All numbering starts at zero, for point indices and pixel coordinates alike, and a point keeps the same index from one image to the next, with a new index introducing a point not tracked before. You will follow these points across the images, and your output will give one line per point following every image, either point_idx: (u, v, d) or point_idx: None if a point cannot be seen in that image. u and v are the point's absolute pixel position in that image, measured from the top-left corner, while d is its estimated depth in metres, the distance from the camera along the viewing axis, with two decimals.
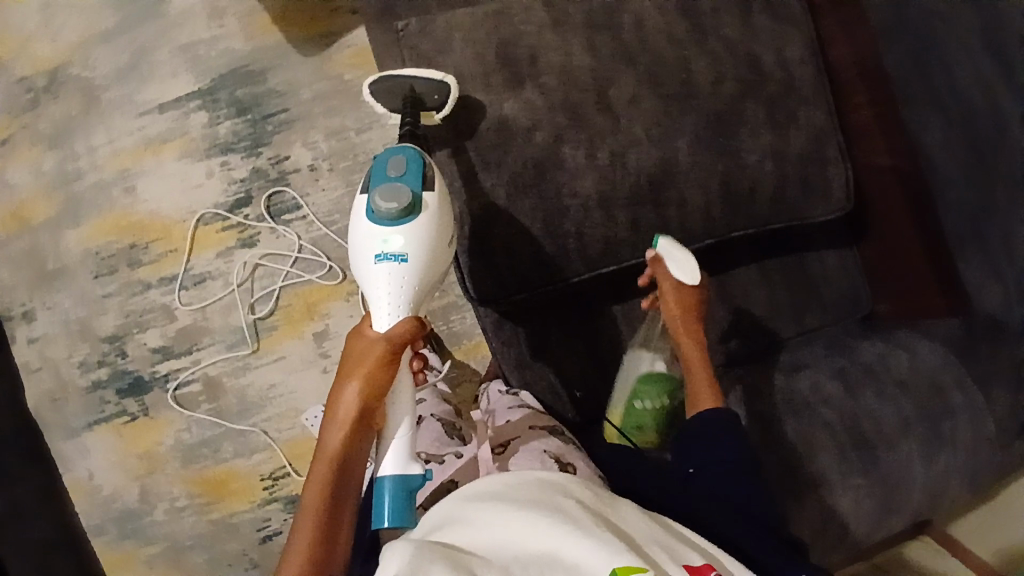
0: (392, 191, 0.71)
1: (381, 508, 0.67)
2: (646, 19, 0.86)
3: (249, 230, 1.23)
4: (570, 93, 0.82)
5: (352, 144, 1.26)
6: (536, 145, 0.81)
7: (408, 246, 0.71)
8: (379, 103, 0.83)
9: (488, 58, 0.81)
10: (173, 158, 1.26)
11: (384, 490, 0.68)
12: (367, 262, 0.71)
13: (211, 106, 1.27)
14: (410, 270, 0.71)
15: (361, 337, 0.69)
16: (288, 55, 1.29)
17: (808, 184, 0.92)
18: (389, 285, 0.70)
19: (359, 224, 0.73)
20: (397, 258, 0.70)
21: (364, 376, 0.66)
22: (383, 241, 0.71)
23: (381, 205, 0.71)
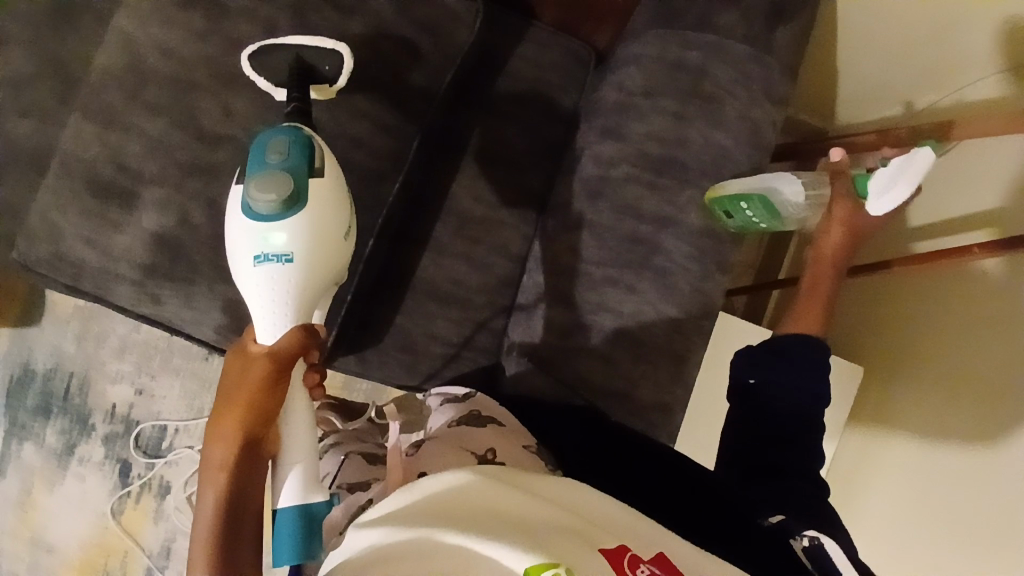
0: (270, 180, 0.62)
1: (281, 543, 0.59)
2: (155, 19, 0.71)
3: (154, 481, 1.20)
4: (179, 154, 0.71)
5: (145, 342, 1.18)
6: (203, 225, 0.72)
7: (292, 243, 0.62)
8: (261, 78, 0.70)
9: (87, 201, 0.71)
10: (47, 497, 1.19)
11: (282, 524, 0.60)
12: (250, 261, 0.63)
13: (22, 432, 1.18)
14: (297, 272, 0.63)
15: (241, 355, 0.61)
16: (24, 337, 1.17)
17: (441, 8, 0.79)
18: (278, 291, 0.63)
19: (235, 214, 0.64)
20: (280, 258, 0.62)
21: (239, 407, 0.58)
22: (260, 235, 0.62)
23: (257, 196, 0.62)
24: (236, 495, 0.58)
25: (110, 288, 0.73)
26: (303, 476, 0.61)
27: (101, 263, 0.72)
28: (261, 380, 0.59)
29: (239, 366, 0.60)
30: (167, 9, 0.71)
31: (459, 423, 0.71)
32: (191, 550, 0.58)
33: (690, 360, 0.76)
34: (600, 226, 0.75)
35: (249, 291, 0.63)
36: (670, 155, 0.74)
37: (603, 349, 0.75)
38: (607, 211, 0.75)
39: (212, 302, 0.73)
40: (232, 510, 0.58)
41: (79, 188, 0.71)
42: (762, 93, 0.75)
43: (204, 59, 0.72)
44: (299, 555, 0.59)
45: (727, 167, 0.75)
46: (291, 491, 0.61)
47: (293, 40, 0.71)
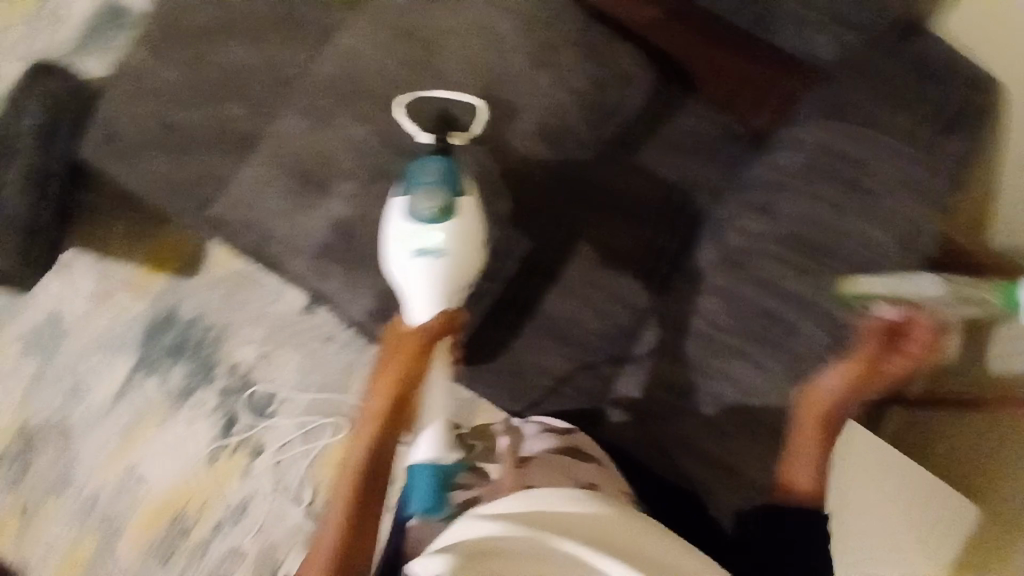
0: (432, 191, 0.70)
1: (416, 489, 0.68)
2: (382, 48, 0.81)
3: (252, 440, 1.30)
4: (370, 156, 0.80)
5: (277, 315, 1.30)
6: (377, 221, 0.80)
7: (446, 240, 0.70)
8: (407, 123, 0.76)
9: (290, 184, 0.82)
10: (156, 431, 1.32)
11: (418, 474, 0.68)
12: (406, 256, 0.71)
13: (153, 368, 1.32)
14: (449, 263, 0.71)
15: (399, 327, 0.73)
16: (179, 287, 1.32)
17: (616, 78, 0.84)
18: (430, 282, 0.70)
19: (395, 216, 0.72)
20: (436, 253, 0.70)
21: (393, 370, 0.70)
22: (420, 233, 0.70)
23: (417, 206, 0.70)
24: (382, 443, 0.69)
25: (288, 259, 0.83)
26: (441, 436, 0.71)
27: (286, 235, 0.82)
28: (414, 348, 0.70)
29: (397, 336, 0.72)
30: (391, 38, 0.82)
31: (561, 451, 0.76)
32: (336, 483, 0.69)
33: (804, 448, 0.75)
34: (733, 296, 0.78)
35: (404, 280, 0.71)
36: (815, 245, 0.77)
37: (713, 416, 0.77)
38: (745, 286, 0.78)
39: (367, 289, 0.81)
40: (372, 455, 0.69)
41: (284, 170, 0.82)
42: (921, 199, 0.76)
43: (408, 78, 0.80)
44: (437, 507, 0.66)
45: (878, 264, 0.75)
46: (429, 449, 0.70)
47: (443, 95, 0.78)
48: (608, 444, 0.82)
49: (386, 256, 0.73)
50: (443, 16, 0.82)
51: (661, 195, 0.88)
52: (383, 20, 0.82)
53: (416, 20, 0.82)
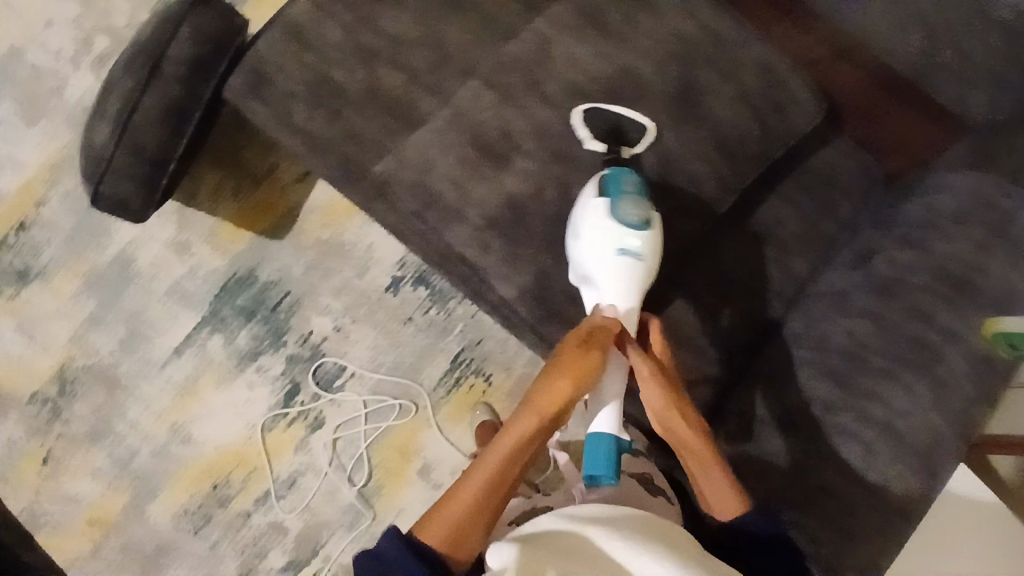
0: (635, 201, 0.74)
1: (595, 457, 0.70)
2: (577, 40, 0.84)
3: (313, 413, 1.26)
4: (551, 141, 0.82)
5: (361, 289, 1.29)
6: (550, 201, 0.82)
7: (644, 246, 0.74)
8: (584, 129, 0.81)
9: (468, 152, 0.83)
10: (212, 391, 1.26)
11: (599, 442, 0.70)
12: (604, 253, 0.73)
13: (220, 326, 1.28)
14: (644, 268, 0.74)
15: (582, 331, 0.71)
16: (263, 247, 1.30)
17: (783, 101, 0.86)
18: (627, 279, 0.73)
19: (593, 212, 0.75)
20: (635, 255, 0.73)
21: (573, 375, 0.69)
22: (619, 234, 0.73)
23: (626, 209, 0.74)
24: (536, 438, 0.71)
25: (451, 226, 0.83)
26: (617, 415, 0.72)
27: (455, 202, 0.83)
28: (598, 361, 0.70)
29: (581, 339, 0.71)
30: (585, 30, 0.84)
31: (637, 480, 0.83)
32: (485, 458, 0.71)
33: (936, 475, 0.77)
34: (879, 319, 0.81)
35: (595, 273, 0.74)
36: (965, 277, 0.79)
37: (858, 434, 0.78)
38: (893, 311, 0.81)
39: (526, 268, 0.82)
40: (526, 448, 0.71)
41: (464, 140, 0.83)
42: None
43: (600, 71, 0.83)
44: (612, 473, 0.69)
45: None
46: (609, 420, 0.72)
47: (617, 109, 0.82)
48: (734, 454, 0.82)
49: (578, 245, 0.76)
50: (642, 16, 0.85)
51: (801, 220, 0.92)
52: (581, 10, 0.86)
53: (611, 15, 0.85)
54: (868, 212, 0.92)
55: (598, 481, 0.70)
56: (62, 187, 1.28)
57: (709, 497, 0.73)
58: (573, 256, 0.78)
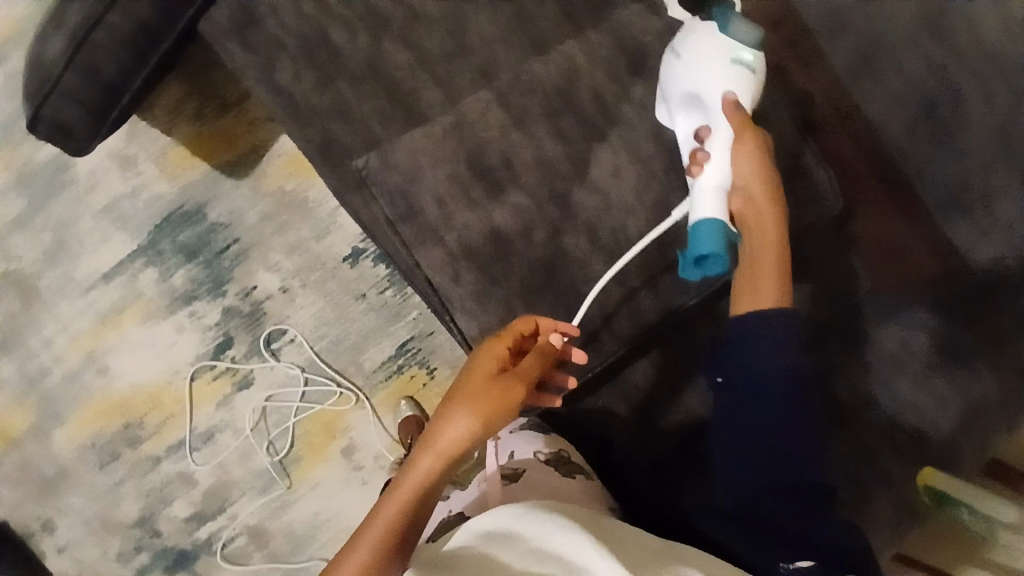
0: (746, 20, 0.73)
1: (705, 237, 0.67)
2: (598, 81, 0.79)
3: (242, 371, 1.19)
4: (553, 180, 0.77)
5: (316, 253, 1.20)
6: (537, 246, 0.77)
7: (755, 61, 0.72)
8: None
9: (462, 174, 0.77)
10: (136, 325, 1.18)
11: (706, 226, 0.68)
12: (718, 63, 0.71)
13: (157, 259, 1.18)
14: (754, 81, 0.72)
15: (485, 362, 0.65)
16: (218, 183, 1.19)
17: (798, 196, 0.80)
18: (738, 89, 0.71)
19: (702, 31, 0.73)
20: (747, 69, 0.71)
21: (479, 412, 0.62)
22: (733, 45, 0.71)
23: (738, 22, 0.72)
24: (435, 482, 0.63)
25: (426, 247, 0.77)
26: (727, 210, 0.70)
27: (436, 222, 0.76)
28: (501, 396, 0.63)
29: (494, 366, 0.66)
30: (619, 69, 0.79)
31: (549, 464, 0.77)
32: (379, 511, 0.62)
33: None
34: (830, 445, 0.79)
35: (705, 82, 0.71)
36: (919, 412, 0.81)
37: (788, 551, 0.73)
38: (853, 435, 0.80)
39: (495, 310, 0.76)
40: (428, 494, 0.63)
41: (461, 158, 0.77)
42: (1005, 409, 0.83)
43: (623, 117, 0.79)
44: (724, 255, 0.67)
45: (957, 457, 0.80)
46: (716, 205, 0.69)
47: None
48: None
49: (679, 65, 0.73)
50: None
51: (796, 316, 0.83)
52: (618, 45, 0.80)
53: (652, 60, 0.80)
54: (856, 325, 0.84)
55: (708, 262, 0.67)
56: (8, 65, 1.18)
57: (742, 294, 0.69)
58: (670, 82, 0.74)
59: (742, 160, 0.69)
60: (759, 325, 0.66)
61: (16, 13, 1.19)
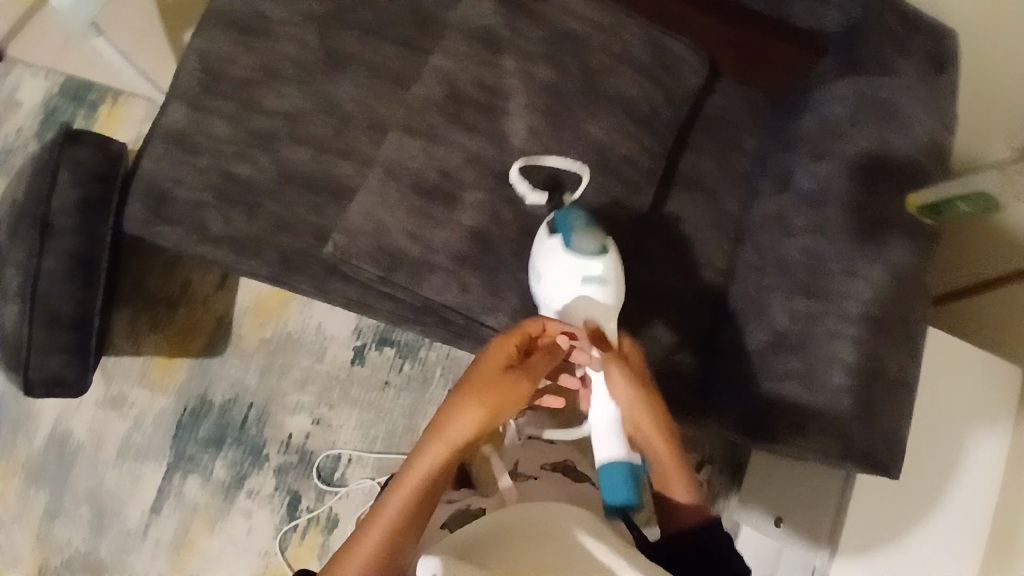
0: (588, 234, 0.78)
1: (614, 487, 0.68)
2: (473, 71, 0.87)
3: (323, 514, 1.18)
4: (490, 166, 0.85)
5: (326, 373, 1.22)
6: (510, 222, 0.84)
7: (604, 271, 0.77)
8: (523, 182, 0.84)
9: (416, 203, 0.83)
10: (208, 536, 1.16)
11: (613, 471, 0.68)
12: (571, 286, 0.77)
13: (193, 466, 1.18)
14: (609, 291, 0.77)
15: (494, 359, 0.68)
16: (207, 369, 1.21)
17: (669, 68, 0.94)
18: (596, 307, 0.76)
19: (550, 254, 0.78)
20: (598, 281, 0.77)
21: (487, 405, 0.65)
22: (582, 265, 0.77)
23: (580, 242, 0.77)
24: (442, 473, 0.66)
25: (425, 277, 0.82)
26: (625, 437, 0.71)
27: (420, 253, 0.82)
28: (508, 393, 0.66)
29: (505, 361, 0.68)
30: (483, 53, 0.88)
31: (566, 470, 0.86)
32: (390, 497, 0.65)
33: (901, 385, 0.83)
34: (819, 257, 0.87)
35: (565, 301, 0.77)
36: (874, 161, 0.87)
37: (801, 367, 0.84)
38: (834, 217, 0.87)
39: (511, 291, 0.84)
40: (437, 481, 0.66)
41: (407, 191, 0.83)
42: (948, 122, 0.89)
43: (510, 87, 0.87)
44: (633, 497, 0.68)
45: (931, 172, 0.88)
46: (614, 445, 0.70)
47: (558, 162, 0.84)
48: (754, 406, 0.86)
49: (543, 285, 0.79)
50: (529, 29, 0.89)
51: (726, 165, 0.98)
52: (471, 36, 0.88)
53: (502, 33, 0.89)
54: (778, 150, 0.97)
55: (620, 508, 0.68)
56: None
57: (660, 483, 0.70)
58: (540, 300, 0.80)
59: (618, 388, 0.70)
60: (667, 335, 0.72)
61: None
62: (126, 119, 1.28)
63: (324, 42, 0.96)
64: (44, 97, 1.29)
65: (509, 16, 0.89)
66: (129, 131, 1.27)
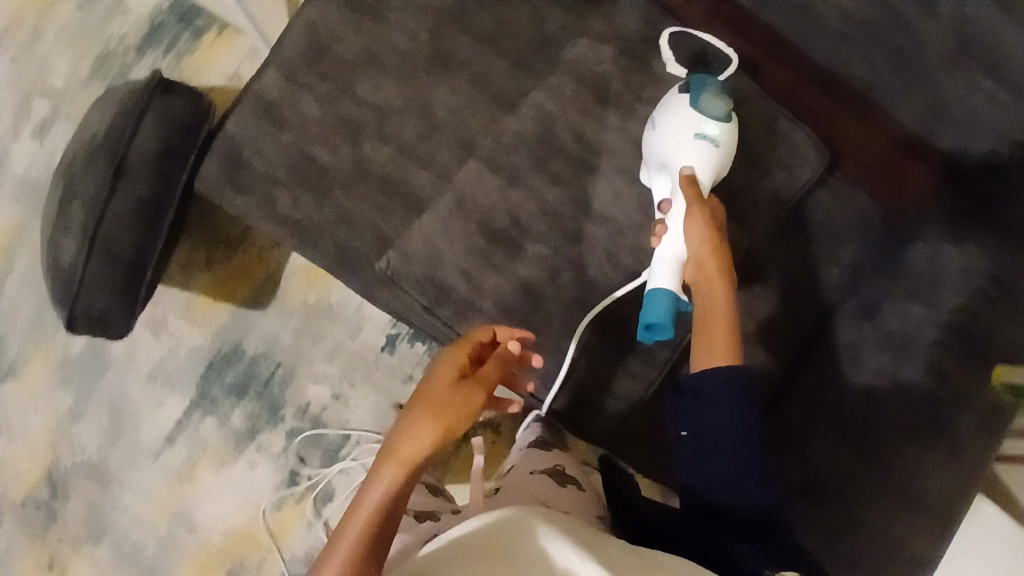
0: (719, 94, 0.75)
1: (654, 309, 0.74)
2: (572, 118, 0.83)
3: (320, 485, 1.20)
4: (563, 222, 0.81)
5: (355, 351, 1.23)
6: (568, 285, 0.80)
7: (722, 133, 0.75)
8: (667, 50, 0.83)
9: (479, 243, 0.80)
10: (211, 474, 1.21)
11: (658, 298, 0.74)
12: (683, 135, 0.75)
13: (212, 406, 1.22)
14: (719, 155, 0.75)
15: (442, 373, 0.69)
16: (245, 318, 1.23)
17: (779, 159, 0.87)
18: (702, 163, 0.75)
19: (676, 102, 0.76)
20: (711, 142, 0.75)
21: (439, 420, 0.65)
22: (702, 121, 0.75)
23: (711, 99, 0.75)
24: (399, 495, 0.65)
25: (467, 320, 0.80)
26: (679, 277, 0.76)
27: (469, 295, 0.80)
28: (458, 402, 0.67)
29: (455, 373, 0.69)
30: (588, 102, 0.83)
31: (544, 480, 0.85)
32: (346, 524, 0.63)
33: (930, 569, 0.75)
34: (880, 409, 0.80)
35: (671, 149, 0.75)
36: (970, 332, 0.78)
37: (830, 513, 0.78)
38: (907, 371, 0.80)
39: (550, 356, 0.80)
40: (395, 504, 0.64)
41: (473, 229, 0.81)
42: None
43: (606, 144, 0.82)
44: (671, 327, 0.74)
45: None
46: (670, 276, 0.75)
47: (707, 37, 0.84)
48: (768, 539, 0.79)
49: (654, 133, 0.77)
50: (644, 87, 0.83)
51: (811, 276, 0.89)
52: (581, 81, 0.84)
53: (613, 83, 0.83)
54: (879, 272, 0.88)
55: (654, 331, 0.74)
56: (18, 273, 1.26)
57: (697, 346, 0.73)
58: (644, 143, 0.79)
59: (693, 232, 0.73)
60: (710, 380, 0.70)
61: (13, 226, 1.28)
62: (225, 52, 1.28)
63: (432, 41, 0.92)
64: (153, 10, 1.30)
65: (625, 68, 0.84)
66: (224, 64, 1.28)
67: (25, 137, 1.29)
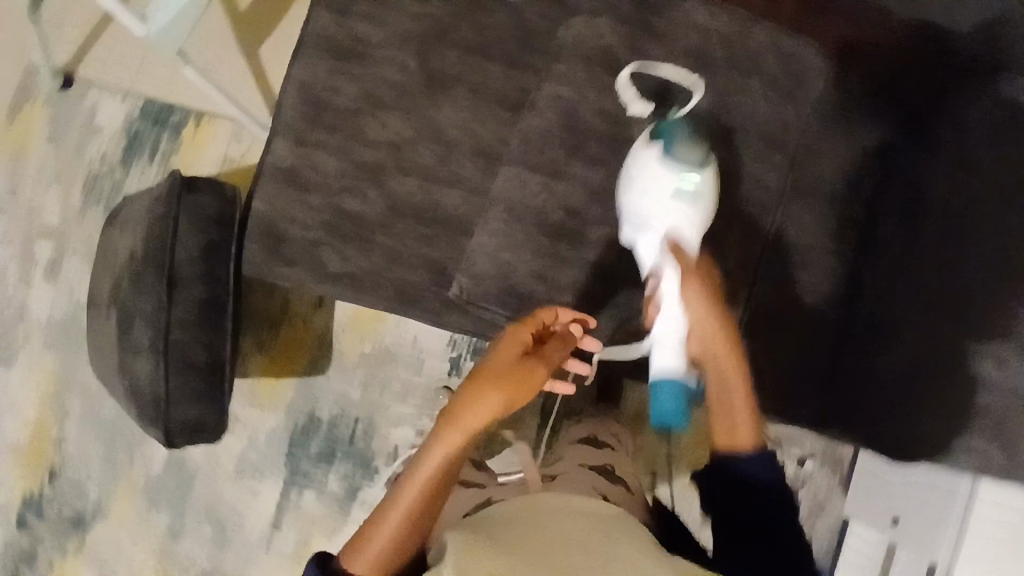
0: (692, 142, 0.75)
1: (664, 404, 0.74)
2: (591, 99, 0.84)
3: None
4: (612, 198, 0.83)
5: (426, 385, 1.24)
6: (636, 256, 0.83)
7: (703, 182, 0.75)
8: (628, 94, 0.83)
9: (543, 242, 0.82)
10: (327, 545, 1.21)
11: (665, 389, 0.73)
12: (658, 202, 0.75)
13: (307, 480, 1.22)
14: (693, 217, 0.75)
15: (509, 351, 0.70)
16: (311, 386, 1.24)
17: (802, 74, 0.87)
18: (685, 225, 0.75)
19: (648, 159, 0.76)
20: (693, 194, 0.75)
21: (504, 392, 0.65)
22: (680, 175, 0.74)
23: (689, 143, 0.75)
24: (454, 465, 0.64)
25: None
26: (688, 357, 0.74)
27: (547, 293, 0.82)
28: (523, 380, 0.67)
29: (520, 350, 0.70)
30: (603, 79, 0.85)
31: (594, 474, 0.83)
32: (405, 485, 0.63)
33: None
34: (931, 295, 0.84)
35: (654, 213, 0.75)
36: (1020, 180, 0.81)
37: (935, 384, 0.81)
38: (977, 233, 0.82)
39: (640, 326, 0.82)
40: (450, 470, 0.64)
41: (534, 230, 0.82)
42: None
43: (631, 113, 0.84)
44: (684, 419, 0.74)
45: None
46: (675, 360, 0.73)
47: (666, 70, 0.83)
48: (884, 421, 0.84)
49: (631, 197, 0.77)
50: (651, 47, 0.86)
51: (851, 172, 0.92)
52: (589, 62, 0.85)
53: (620, 54, 0.85)
54: (900, 165, 0.91)
55: (669, 425, 0.74)
56: (74, 414, 1.25)
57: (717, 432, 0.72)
58: (624, 202, 0.79)
59: (695, 309, 0.72)
60: (753, 460, 0.69)
61: (52, 370, 1.26)
62: (211, 139, 1.29)
63: (426, 66, 0.93)
64: (125, 121, 1.30)
65: (628, 35, 0.86)
66: (213, 152, 1.28)
67: (39, 282, 1.28)
